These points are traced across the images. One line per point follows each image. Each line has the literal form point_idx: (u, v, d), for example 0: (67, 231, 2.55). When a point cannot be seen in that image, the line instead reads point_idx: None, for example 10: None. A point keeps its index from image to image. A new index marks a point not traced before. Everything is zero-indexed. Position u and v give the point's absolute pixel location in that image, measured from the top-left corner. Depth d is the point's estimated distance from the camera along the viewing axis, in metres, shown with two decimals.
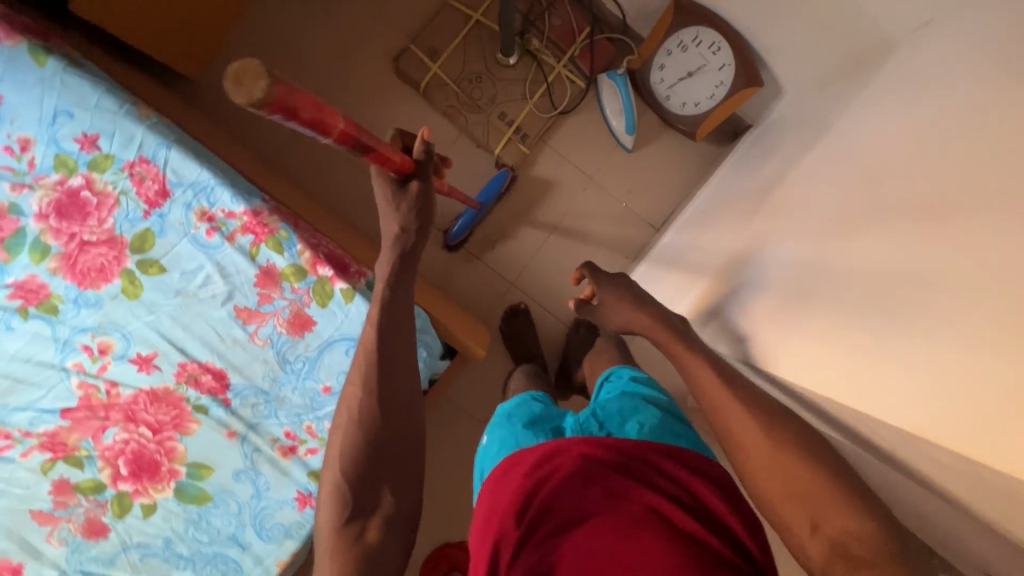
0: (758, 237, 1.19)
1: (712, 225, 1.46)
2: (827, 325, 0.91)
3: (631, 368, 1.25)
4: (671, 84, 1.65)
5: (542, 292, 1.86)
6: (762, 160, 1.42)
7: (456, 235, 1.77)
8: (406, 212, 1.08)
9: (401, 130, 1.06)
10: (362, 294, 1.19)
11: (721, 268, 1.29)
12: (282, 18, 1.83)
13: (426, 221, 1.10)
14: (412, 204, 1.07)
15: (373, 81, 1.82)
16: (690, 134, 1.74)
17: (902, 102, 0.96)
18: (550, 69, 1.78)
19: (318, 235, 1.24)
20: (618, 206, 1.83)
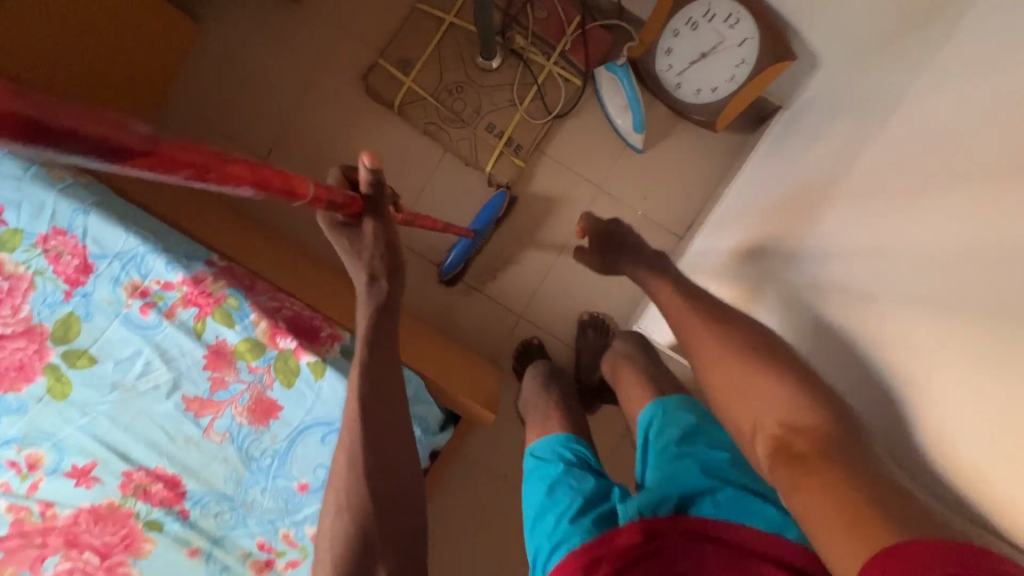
0: (808, 242, 0.93)
1: (750, 224, 1.21)
2: (960, 359, 0.62)
3: (684, 405, 0.99)
4: (681, 70, 1.41)
5: (556, 321, 1.62)
6: (803, 145, 1.17)
7: (451, 267, 1.54)
8: (365, 258, 0.92)
9: (344, 167, 0.94)
10: (334, 367, 0.97)
11: (773, 276, 1.02)
12: (237, 47, 1.63)
13: (393, 262, 0.95)
14: (371, 249, 0.92)
15: (342, 104, 1.61)
16: (709, 125, 1.50)
17: (995, 46, 0.70)
18: (539, 68, 1.55)
19: (280, 295, 1.04)
20: (633, 215, 1.59)
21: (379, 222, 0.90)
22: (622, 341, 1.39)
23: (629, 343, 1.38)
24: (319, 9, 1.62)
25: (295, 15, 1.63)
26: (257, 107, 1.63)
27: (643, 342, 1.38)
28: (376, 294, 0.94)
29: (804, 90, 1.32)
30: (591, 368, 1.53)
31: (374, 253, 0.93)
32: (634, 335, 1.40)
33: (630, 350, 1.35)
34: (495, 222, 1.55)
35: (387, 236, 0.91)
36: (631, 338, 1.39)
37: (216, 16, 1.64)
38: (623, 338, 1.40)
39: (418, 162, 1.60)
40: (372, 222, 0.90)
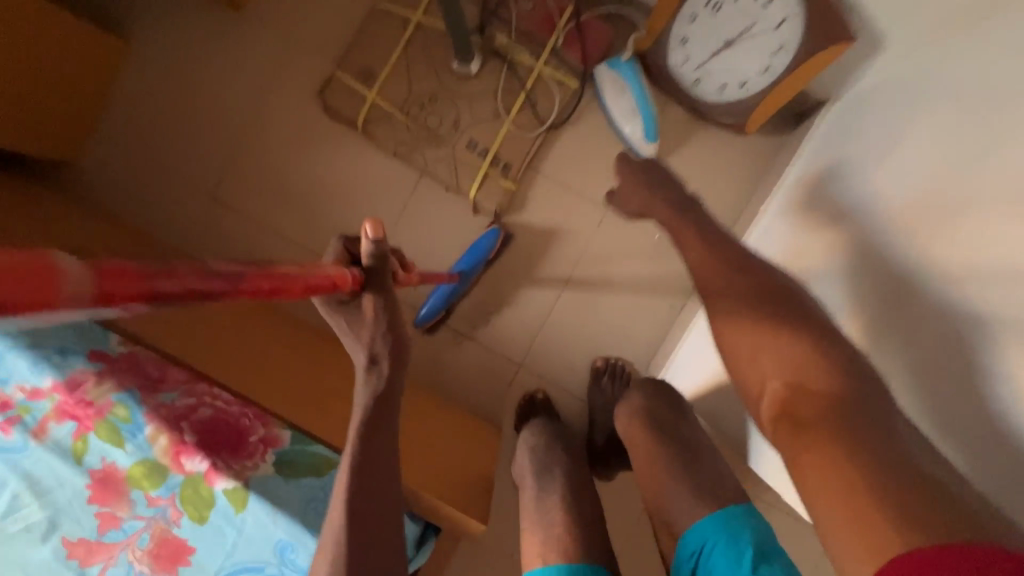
0: (959, 272, 0.67)
1: (816, 226, 0.95)
2: None
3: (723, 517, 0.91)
4: (702, 61, 1.14)
5: (563, 369, 1.36)
6: (880, 130, 0.89)
7: (426, 317, 1.30)
8: (367, 343, 0.73)
9: (345, 237, 0.75)
10: (261, 491, 0.76)
11: (885, 296, 0.77)
12: (175, 66, 1.40)
13: (404, 343, 0.75)
14: (374, 332, 0.72)
15: (300, 126, 1.37)
16: (738, 126, 1.22)
17: None
18: (527, 70, 1.29)
19: (194, 391, 0.83)
20: (650, 239, 1.34)
21: (382, 301, 0.71)
22: (644, 395, 1.12)
23: (656, 401, 1.11)
24: (265, 16, 1.37)
25: (238, 24, 1.38)
26: (202, 135, 1.40)
27: (674, 398, 1.12)
28: (376, 386, 0.74)
29: (861, 77, 1.04)
30: (607, 426, 1.28)
31: (374, 334, 0.72)
32: (658, 384, 1.14)
33: (654, 412, 1.10)
34: (485, 263, 1.30)
35: (393, 314, 0.73)
36: (658, 390, 1.12)
37: (148, 31, 1.40)
38: (645, 389, 1.13)
39: (390, 190, 1.36)
40: (376, 300, 0.71)
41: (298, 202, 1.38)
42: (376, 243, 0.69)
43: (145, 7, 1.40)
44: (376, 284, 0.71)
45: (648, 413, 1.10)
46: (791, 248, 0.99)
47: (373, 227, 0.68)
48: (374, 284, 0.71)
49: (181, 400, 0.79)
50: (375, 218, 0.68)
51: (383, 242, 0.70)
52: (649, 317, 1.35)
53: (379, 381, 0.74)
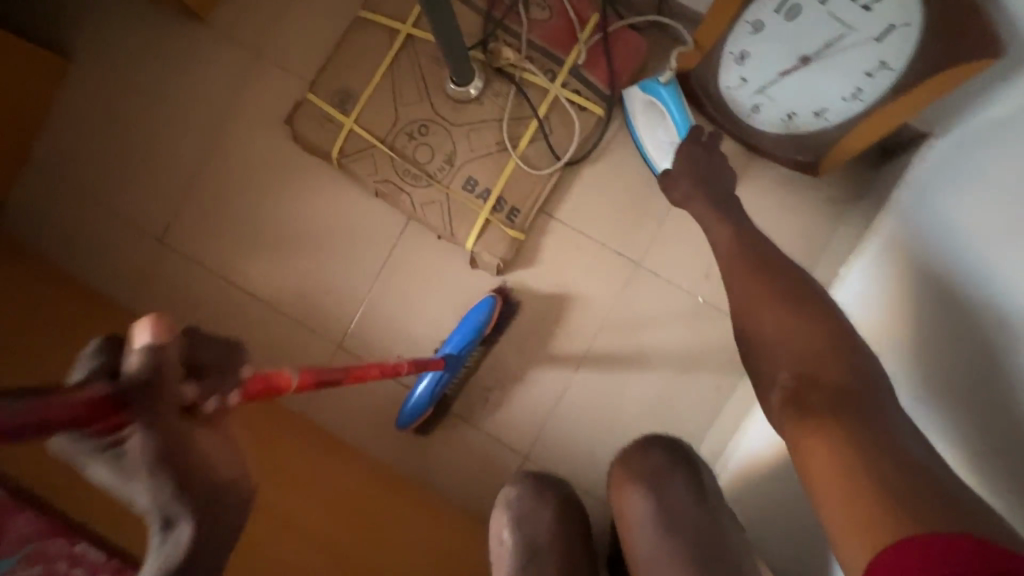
0: None
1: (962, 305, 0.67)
2: None
3: None
4: (768, 82, 0.89)
5: (581, 463, 1.08)
6: None
7: (411, 416, 1.03)
8: (149, 497, 0.42)
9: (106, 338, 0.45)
10: None
11: None
12: (121, 84, 1.17)
13: (229, 480, 0.46)
14: (150, 482, 0.42)
15: (266, 159, 1.14)
16: (810, 167, 0.96)
17: None
18: (540, 94, 1.04)
19: None
20: (691, 302, 1.07)
21: (164, 435, 0.41)
22: (654, 459, 0.89)
23: (669, 476, 0.88)
24: (229, 27, 1.15)
25: (198, 37, 1.16)
26: (153, 168, 1.17)
27: (692, 465, 0.89)
28: (167, 558, 0.42)
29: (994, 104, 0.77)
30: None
31: (159, 482, 0.42)
32: (677, 451, 0.91)
33: (676, 511, 0.85)
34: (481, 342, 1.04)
35: (186, 450, 0.43)
36: (673, 453, 0.90)
37: (92, 45, 1.18)
38: (659, 448, 0.90)
39: (372, 236, 1.12)
40: (146, 436, 0.41)
41: (262, 249, 1.14)
42: (155, 348, 0.41)
43: (91, 17, 1.18)
44: (146, 411, 0.41)
45: (660, 491, 0.86)
46: (920, 332, 0.72)
47: (151, 326, 0.41)
48: (144, 406, 0.40)
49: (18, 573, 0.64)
50: (157, 315, 0.42)
51: (174, 349, 0.42)
52: (690, 400, 1.06)
53: (174, 551, 0.43)
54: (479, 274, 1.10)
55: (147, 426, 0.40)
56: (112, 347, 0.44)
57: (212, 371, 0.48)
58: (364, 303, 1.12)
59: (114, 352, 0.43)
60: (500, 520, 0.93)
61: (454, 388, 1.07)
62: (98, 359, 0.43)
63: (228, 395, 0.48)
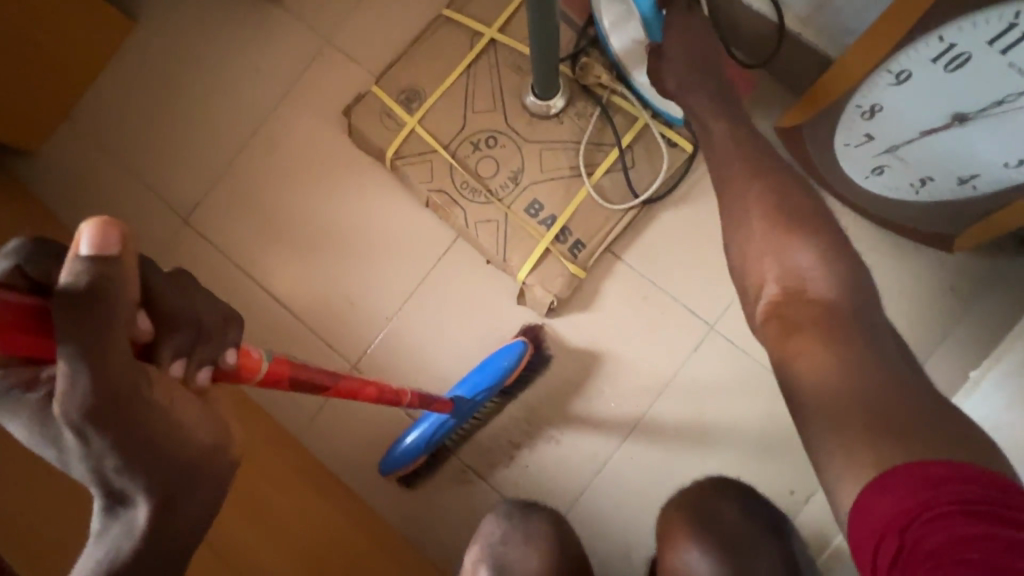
0: None
1: None
2: None
3: None
4: (900, 142, 0.77)
5: (612, 554, 0.89)
6: None
7: (405, 452, 0.87)
8: (88, 470, 0.33)
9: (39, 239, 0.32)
10: None
11: None
12: (182, 52, 1.11)
13: (202, 457, 0.36)
14: (86, 450, 0.31)
15: (315, 149, 1.05)
16: (943, 241, 0.86)
17: None
18: (627, 122, 0.93)
19: None
20: (769, 381, 0.90)
21: (100, 376, 0.30)
22: (730, 513, 0.73)
23: (755, 547, 0.71)
24: (302, 10, 1.08)
25: (267, 16, 1.10)
26: (192, 142, 1.09)
27: (782, 534, 0.73)
28: (121, 543, 0.34)
29: None
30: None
31: (99, 458, 0.32)
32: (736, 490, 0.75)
33: None
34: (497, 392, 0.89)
35: (142, 408, 0.32)
36: (753, 511, 0.73)
37: (160, 13, 1.13)
38: (735, 503, 0.73)
39: (413, 250, 1.00)
40: (77, 373, 0.29)
41: (291, 245, 1.03)
42: (98, 259, 0.28)
43: None
44: (90, 340, 0.29)
45: (733, 562, 0.70)
46: None
47: (95, 231, 0.28)
48: (65, 333, 0.28)
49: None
50: (104, 217, 0.28)
51: (129, 263, 0.30)
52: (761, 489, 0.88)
53: (129, 530, 0.34)
54: (524, 311, 0.96)
55: (72, 365, 0.29)
56: (35, 249, 0.31)
57: (186, 321, 0.36)
58: (391, 321, 0.99)
59: (46, 258, 0.31)
60: (476, 556, 0.78)
61: (455, 438, 0.91)
62: (20, 262, 0.31)
63: (193, 367, 0.37)
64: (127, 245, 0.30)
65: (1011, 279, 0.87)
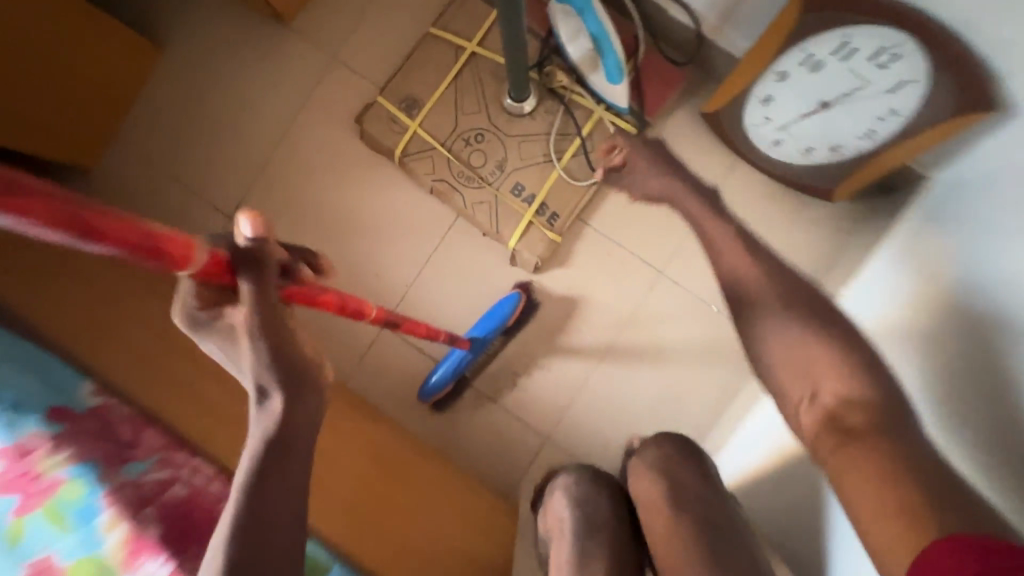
0: None
1: (952, 303, 0.76)
2: None
3: None
4: (787, 123, 1.03)
5: (595, 447, 1.20)
6: None
7: (436, 386, 1.15)
8: (252, 371, 0.57)
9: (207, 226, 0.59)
10: None
11: None
12: (207, 74, 1.31)
13: (308, 369, 0.60)
14: (254, 353, 0.56)
15: (333, 151, 1.27)
16: (828, 193, 1.12)
17: None
18: (585, 114, 1.18)
19: (181, 462, 0.77)
20: (705, 309, 1.19)
21: (260, 300, 0.55)
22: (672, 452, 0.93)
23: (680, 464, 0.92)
24: (308, 33, 1.28)
25: (279, 38, 1.29)
26: (227, 152, 1.30)
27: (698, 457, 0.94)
28: (266, 425, 0.58)
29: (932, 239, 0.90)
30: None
31: (257, 363, 0.57)
32: (681, 448, 0.95)
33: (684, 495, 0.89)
34: (501, 332, 1.17)
35: (282, 330, 0.56)
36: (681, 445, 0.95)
37: (183, 40, 1.32)
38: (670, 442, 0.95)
39: (422, 229, 1.25)
40: (252, 292, 0.54)
41: (321, 233, 1.27)
42: (255, 236, 0.52)
43: (184, 13, 1.32)
44: (253, 274, 0.54)
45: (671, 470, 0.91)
46: (925, 327, 0.78)
47: (249, 221, 0.51)
48: (244, 274, 0.54)
49: (153, 474, 0.73)
50: (253, 211, 0.52)
51: (269, 241, 0.54)
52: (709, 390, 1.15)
53: (272, 418, 0.58)
54: (516, 271, 1.22)
55: (252, 290, 0.54)
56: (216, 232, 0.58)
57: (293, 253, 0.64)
58: (411, 287, 1.24)
59: (220, 236, 0.57)
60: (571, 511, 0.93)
61: (473, 368, 1.19)
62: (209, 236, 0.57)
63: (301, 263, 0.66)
64: (266, 229, 0.53)
65: (882, 217, 1.14)
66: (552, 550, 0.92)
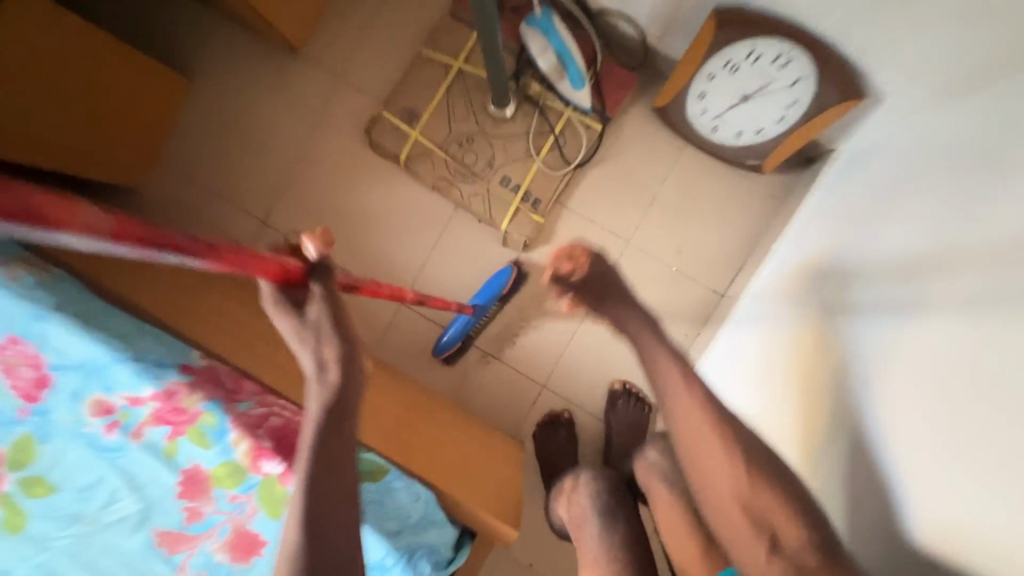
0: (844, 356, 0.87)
1: (775, 292, 1.16)
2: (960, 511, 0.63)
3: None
4: (718, 114, 1.26)
5: (583, 389, 1.46)
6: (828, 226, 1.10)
7: (447, 344, 1.41)
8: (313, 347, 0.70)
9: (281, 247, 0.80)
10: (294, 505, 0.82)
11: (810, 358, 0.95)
12: (232, 99, 1.53)
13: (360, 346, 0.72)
14: (319, 322, 0.70)
15: (347, 159, 1.50)
16: (756, 167, 1.35)
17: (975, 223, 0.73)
18: (557, 115, 1.41)
19: (267, 399, 0.91)
20: (666, 270, 1.43)
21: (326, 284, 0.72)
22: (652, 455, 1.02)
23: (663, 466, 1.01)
24: (317, 59, 1.51)
25: (295, 66, 1.51)
26: (255, 166, 1.53)
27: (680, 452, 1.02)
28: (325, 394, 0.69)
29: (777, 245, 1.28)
30: (625, 452, 1.36)
31: (320, 334, 0.70)
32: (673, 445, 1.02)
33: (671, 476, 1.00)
34: (499, 300, 1.42)
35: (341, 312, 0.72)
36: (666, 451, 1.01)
37: (209, 71, 1.53)
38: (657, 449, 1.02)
39: (427, 220, 1.48)
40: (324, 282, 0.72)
41: (342, 229, 1.50)
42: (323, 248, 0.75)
43: (210, 49, 1.53)
44: (323, 274, 0.73)
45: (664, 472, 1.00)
46: (761, 308, 1.19)
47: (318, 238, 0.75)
48: (318, 275, 0.73)
49: (252, 409, 0.87)
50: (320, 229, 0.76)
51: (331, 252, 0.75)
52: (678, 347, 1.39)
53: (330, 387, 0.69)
54: (508, 250, 1.46)
55: (323, 281, 0.72)
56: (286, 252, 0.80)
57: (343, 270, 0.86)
58: (421, 269, 1.48)
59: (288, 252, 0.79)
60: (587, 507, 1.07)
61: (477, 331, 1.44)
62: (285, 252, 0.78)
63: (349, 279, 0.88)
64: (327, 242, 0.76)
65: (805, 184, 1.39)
66: (573, 542, 1.06)
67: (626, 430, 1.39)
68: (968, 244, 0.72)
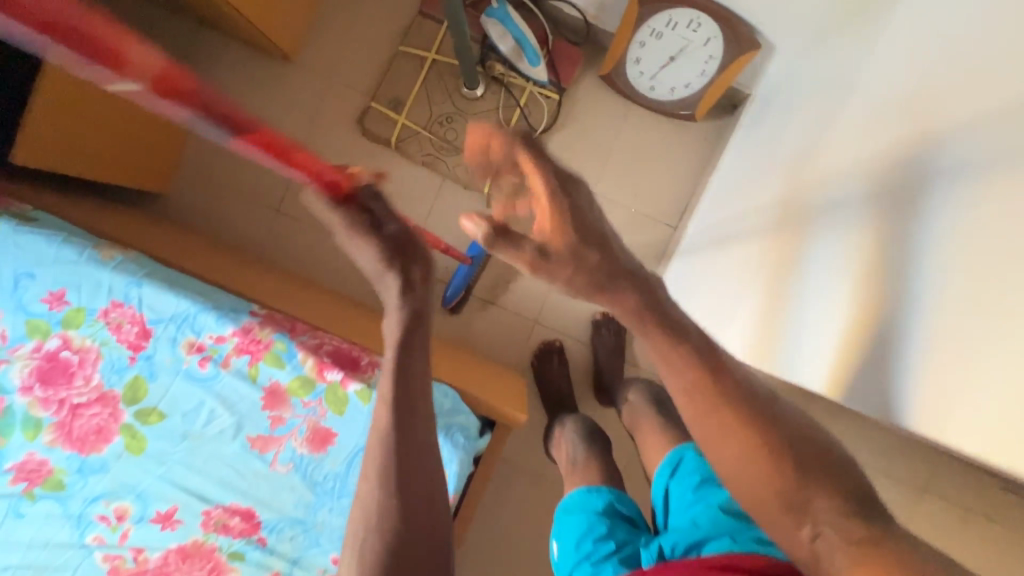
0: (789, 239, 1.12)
1: (728, 208, 1.41)
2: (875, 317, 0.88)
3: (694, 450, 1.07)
4: (653, 74, 1.51)
5: (569, 321, 1.72)
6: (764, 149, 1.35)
7: (452, 295, 1.67)
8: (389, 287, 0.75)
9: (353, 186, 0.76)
10: (354, 401, 1.07)
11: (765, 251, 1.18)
12: (235, 107, 1.74)
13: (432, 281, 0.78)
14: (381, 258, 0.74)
15: (343, 148, 1.72)
16: (689, 117, 1.61)
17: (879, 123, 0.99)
18: (520, 90, 1.66)
19: (318, 332, 1.14)
20: (627, 213, 1.70)
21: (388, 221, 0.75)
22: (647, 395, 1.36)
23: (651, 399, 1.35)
24: (306, 64, 1.73)
25: (290, 72, 1.73)
26: (262, 164, 1.74)
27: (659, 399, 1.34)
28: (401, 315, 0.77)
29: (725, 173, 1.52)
30: (610, 366, 1.64)
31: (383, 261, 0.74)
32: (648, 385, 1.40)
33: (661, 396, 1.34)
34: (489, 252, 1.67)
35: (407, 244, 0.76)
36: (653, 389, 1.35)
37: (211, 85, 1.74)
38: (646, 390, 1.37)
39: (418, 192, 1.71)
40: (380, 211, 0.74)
41: None
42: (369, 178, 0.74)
43: (211, 64, 1.73)
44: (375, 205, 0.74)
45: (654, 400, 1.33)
46: (717, 224, 1.43)
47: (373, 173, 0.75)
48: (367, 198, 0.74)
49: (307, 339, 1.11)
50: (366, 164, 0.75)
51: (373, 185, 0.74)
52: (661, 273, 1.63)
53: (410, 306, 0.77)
54: None
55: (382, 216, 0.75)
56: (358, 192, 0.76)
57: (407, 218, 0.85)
58: None
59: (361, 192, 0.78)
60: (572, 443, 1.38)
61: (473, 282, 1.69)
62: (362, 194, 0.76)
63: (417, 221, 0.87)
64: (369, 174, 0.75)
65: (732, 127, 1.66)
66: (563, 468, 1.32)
67: (608, 350, 1.65)
68: (877, 140, 0.96)
